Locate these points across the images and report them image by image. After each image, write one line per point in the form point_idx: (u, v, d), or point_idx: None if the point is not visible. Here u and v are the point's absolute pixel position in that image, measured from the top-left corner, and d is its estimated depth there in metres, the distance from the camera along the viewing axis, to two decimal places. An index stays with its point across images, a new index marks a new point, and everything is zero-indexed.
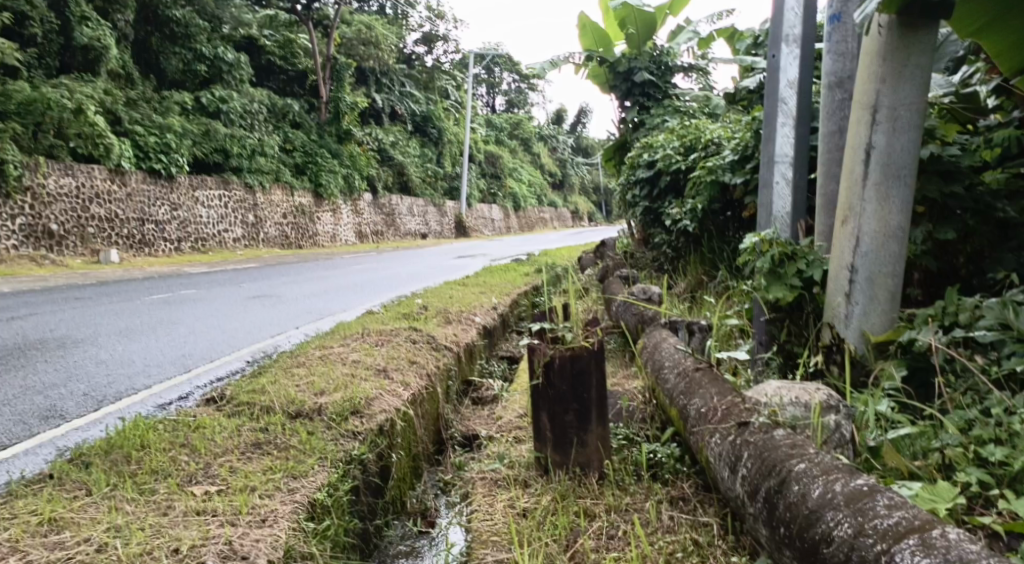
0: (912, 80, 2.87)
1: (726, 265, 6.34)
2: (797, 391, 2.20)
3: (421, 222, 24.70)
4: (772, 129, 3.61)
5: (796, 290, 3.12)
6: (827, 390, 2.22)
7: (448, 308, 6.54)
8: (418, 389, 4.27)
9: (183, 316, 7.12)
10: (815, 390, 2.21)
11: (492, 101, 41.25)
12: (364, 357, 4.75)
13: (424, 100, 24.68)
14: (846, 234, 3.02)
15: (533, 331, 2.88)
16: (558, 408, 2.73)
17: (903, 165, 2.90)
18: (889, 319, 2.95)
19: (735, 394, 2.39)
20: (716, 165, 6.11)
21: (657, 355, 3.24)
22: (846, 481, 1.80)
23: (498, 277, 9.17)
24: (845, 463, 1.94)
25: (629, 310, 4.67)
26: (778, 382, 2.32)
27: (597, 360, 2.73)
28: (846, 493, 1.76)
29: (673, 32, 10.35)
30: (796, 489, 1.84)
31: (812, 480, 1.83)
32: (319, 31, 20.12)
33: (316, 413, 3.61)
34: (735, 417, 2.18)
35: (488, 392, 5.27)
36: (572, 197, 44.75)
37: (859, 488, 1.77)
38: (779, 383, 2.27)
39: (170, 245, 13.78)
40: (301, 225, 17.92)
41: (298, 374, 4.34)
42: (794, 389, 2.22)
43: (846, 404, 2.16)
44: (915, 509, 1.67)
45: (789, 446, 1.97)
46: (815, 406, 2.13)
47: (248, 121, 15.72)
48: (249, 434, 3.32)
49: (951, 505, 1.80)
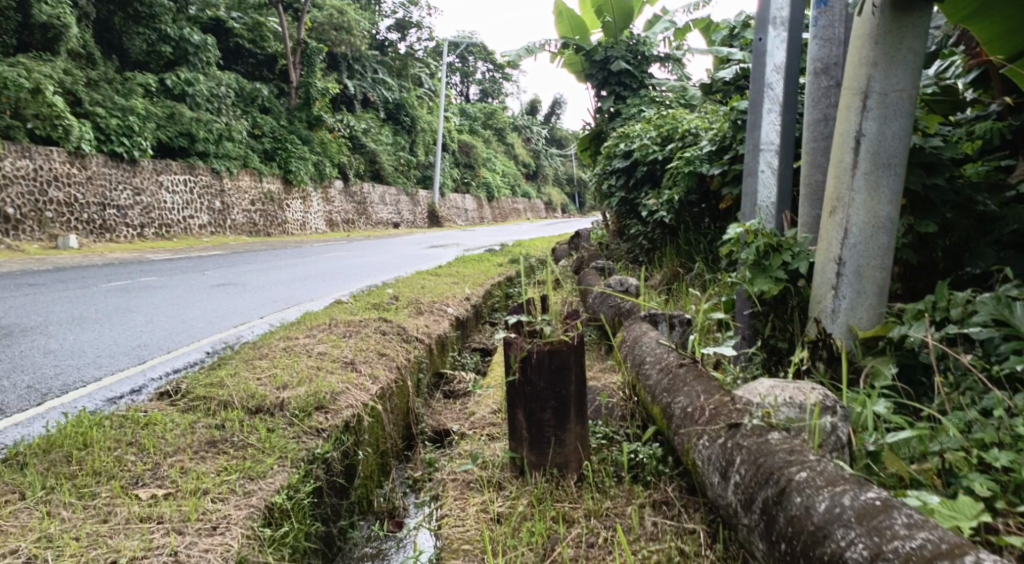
0: (904, 65, 2.74)
1: (703, 257, 6.24)
2: (792, 391, 2.07)
3: (393, 211, 24.40)
4: (758, 116, 3.48)
5: (781, 283, 3.00)
6: (821, 389, 2.10)
7: (419, 298, 6.36)
8: (386, 383, 4.10)
9: (141, 304, 6.84)
10: (810, 389, 2.08)
11: (466, 90, 40.91)
12: (331, 348, 4.56)
13: (398, 87, 24.33)
14: (833, 225, 2.89)
15: (509, 324, 2.72)
16: (535, 406, 2.58)
17: (894, 154, 2.77)
18: (877, 314, 2.84)
19: (723, 392, 2.26)
20: (693, 155, 6.00)
21: (639, 350, 3.11)
22: (856, 494, 1.68)
23: (471, 267, 9.00)
24: (848, 472, 1.81)
25: (606, 302, 4.56)
26: (770, 379, 2.20)
27: (577, 355, 2.59)
28: (857, 509, 1.64)
29: (649, 22, 10.25)
30: (798, 502, 1.72)
31: (815, 493, 1.71)
32: (290, 14, 19.65)
33: (278, 409, 3.42)
34: (724, 419, 2.06)
35: (460, 386, 5.12)
36: (545, 188, 44.64)
37: (873, 502, 1.64)
38: (772, 381, 2.15)
39: (133, 231, 13.37)
40: (270, 212, 17.55)
41: (259, 367, 4.14)
42: (788, 387, 2.10)
43: (842, 406, 2.02)
44: (940, 530, 1.54)
45: (786, 452, 1.85)
46: (811, 406, 2.01)
47: (215, 105, 15.30)
48: (204, 430, 3.13)
49: (975, 524, 1.69)
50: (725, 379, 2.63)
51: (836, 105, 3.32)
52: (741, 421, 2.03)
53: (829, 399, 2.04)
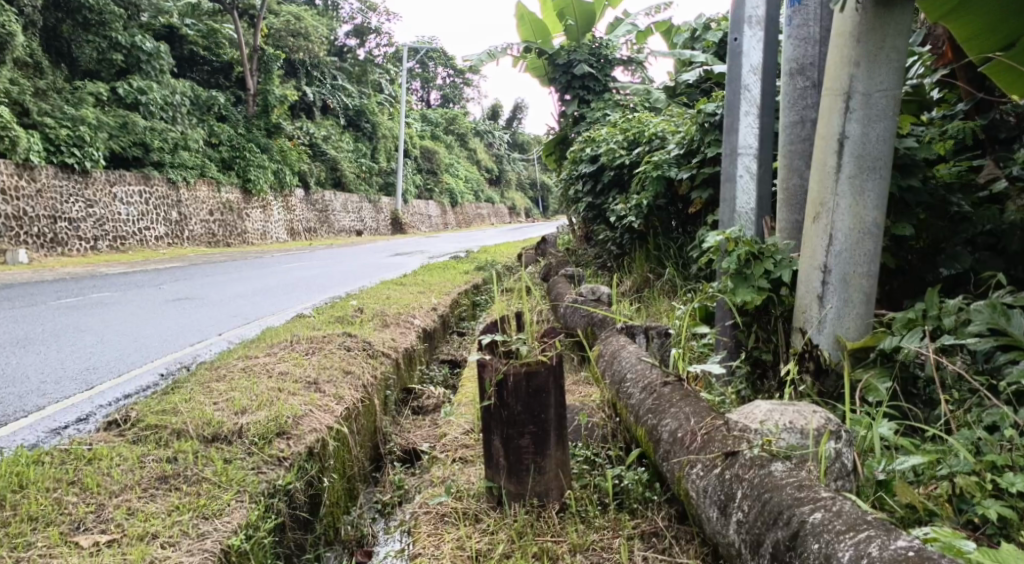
0: (888, 64, 2.65)
1: (673, 262, 6.14)
2: (791, 414, 1.96)
3: (355, 219, 24.08)
4: (735, 119, 3.39)
5: (764, 293, 2.88)
6: (823, 412, 1.99)
7: (385, 310, 6.16)
8: (352, 402, 3.90)
9: (92, 322, 6.51)
10: (811, 412, 1.97)
11: (426, 95, 40.63)
12: (293, 367, 4.33)
13: (358, 93, 24.01)
14: (818, 231, 2.78)
15: (482, 345, 2.55)
16: (512, 431, 2.42)
17: (878, 157, 2.67)
18: (865, 323, 2.73)
19: (713, 414, 2.13)
20: (661, 159, 5.93)
21: (618, 366, 2.97)
22: (885, 542, 1.54)
23: (437, 276, 8.81)
24: (866, 510, 1.69)
25: (579, 313, 4.42)
26: (765, 401, 2.07)
27: (555, 377, 2.43)
28: (887, 560, 1.50)
29: (611, 26, 10.20)
30: (816, 548, 1.59)
31: (835, 539, 1.58)
32: (246, 20, 19.21)
33: (236, 436, 3.21)
34: (719, 446, 1.94)
35: (429, 401, 4.93)
36: (508, 193, 44.52)
37: (903, 552, 1.51)
38: (770, 403, 2.03)
39: (86, 244, 12.90)
40: (229, 222, 17.13)
41: (215, 391, 3.88)
42: (783, 410, 1.98)
43: (847, 429, 1.92)
44: None
45: (795, 487, 1.73)
46: (814, 433, 1.91)
47: (170, 114, 14.85)
48: (154, 464, 2.88)
49: None
50: (713, 398, 2.51)
51: (814, 106, 3.22)
52: (738, 448, 1.91)
53: (832, 423, 1.93)
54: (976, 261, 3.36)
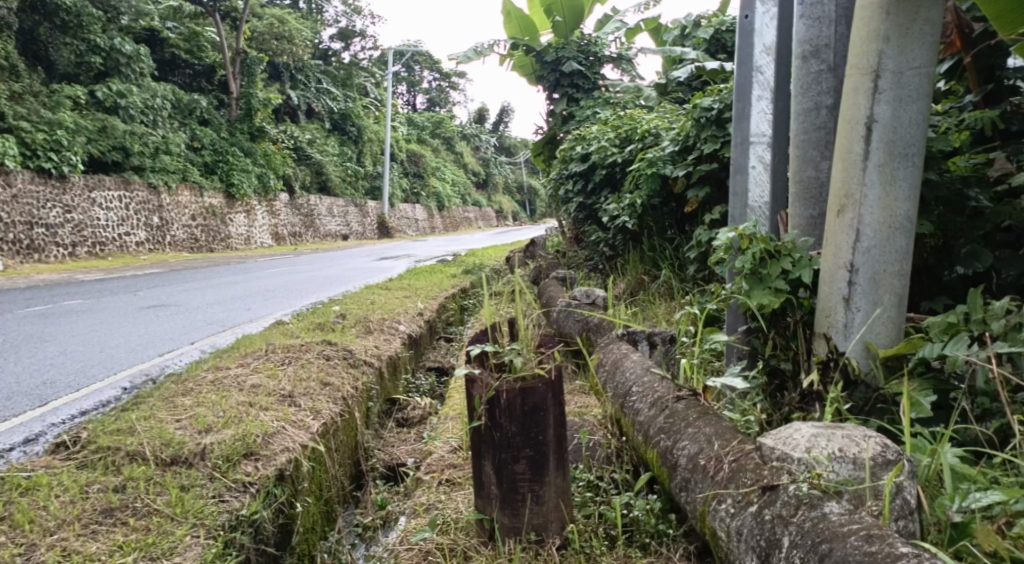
0: (921, 40, 2.37)
1: (669, 263, 5.85)
2: (841, 440, 1.64)
3: (341, 223, 23.71)
4: (746, 104, 3.22)
5: (782, 295, 2.61)
6: (878, 436, 1.67)
7: (368, 316, 5.84)
8: (330, 418, 3.60)
9: (57, 332, 6.13)
10: (864, 436, 1.65)
11: (412, 99, 40.26)
12: (266, 380, 3.99)
13: (343, 97, 23.65)
14: (844, 226, 2.49)
15: (471, 357, 2.25)
16: (506, 455, 2.12)
17: (910, 144, 2.41)
18: (896, 328, 2.46)
19: (740, 437, 1.86)
20: (656, 156, 5.65)
21: (621, 377, 2.69)
22: None
23: (423, 280, 8.49)
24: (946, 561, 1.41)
25: (574, 319, 4.14)
26: (808, 424, 1.75)
27: (555, 394, 2.14)
28: None
29: (599, 23, 9.98)
30: None
31: None
32: (227, 23, 18.81)
33: (198, 458, 2.91)
34: (755, 481, 1.68)
35: (415, 412, 4.63)
36: (496, 196, 44.31)
37: None
38: (811, 425, 1.72)
39: (64, 251, 12.47)
40: (212, 227, 16.74)
41: (179, 407, 3.55)
42: (830, 432, 1.67)
43: (908, 457, 1.61)
44: None
45: (861, 538, 1.44)
46: (870, 462, 1.60)
47: (150, 117, 14.42)
48: (98, 495, 2.56)
49: None
50: (736, 418, 2.22)
51: (829, 91, 2.94)
52: (778, 482, 1.64)
53: (888, 452, 1.61)
54: (997, 259, 3.07)
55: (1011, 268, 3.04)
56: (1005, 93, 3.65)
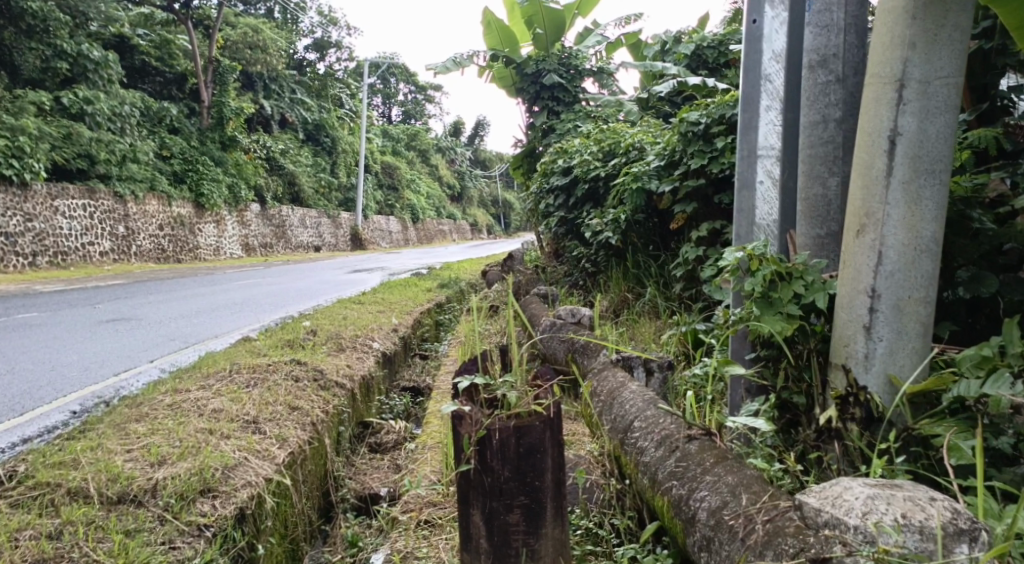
0: (951, 47, 2.16)
1: (653, 280, 5.63)
2: (906, 506, 1.46)
3: (314, 234, 23.28)
4: (753, 116, 2.99)
5: (794, 321, 2.40)
6: (943, 499, 1.49)
7: (340, 332, 5.54)
8: (299, 447, 3.31)
9: (6, 348, 5.74)
10: (930, 501, 1.47)
11: (388, 111, 39.87)
12: (229, 404, 3.69)
13: (317, 107, 23.32)
14: (863, 248, 2.28)
15: (460, 391, 2.00)
16: (496, 503, 1.90)
17: (937, 160, 2.20)
18: (922, 360, 2.24)
19: (772, 493, 1.67)
20: (641, 171, 5.43)
21: (620, 409, 2.47)
22: None
23: (398, 294, 8.21)
24: None
25: (560, 340, 3.90)
26: (859, 480, 1.56)
27: (553, 433, 1.90)
28: None
29: (579, 36, 9.83)
30: None
31: None
32: (200, 30, 18.41)
33: (148, 496, 2.65)
34: (804, 549, 1.48)
35: (390, 436, 4.34)
36: (470, 209, 44.09)
37: None
38: (864, 484, 1.53)
39: (24, 260, 11.96)
40: (180, 237, 16.27)
41: (131, 435, 3.24)
42: (888, 495, 1.48)
43: (981, 527, 1.44)
44: None
45: None
46: (940, 533, 1.42)
47: (118, 125, 13.93)
48: (29, 543, 2.34)
49: None
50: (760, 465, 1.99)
51: (837, 103, 2.78)
52: (829, 553, 1.46)
53: (960, 520, 1.43)
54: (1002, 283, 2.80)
55: (1016, 293, 2.76)
56: (999, 112, 3.44)
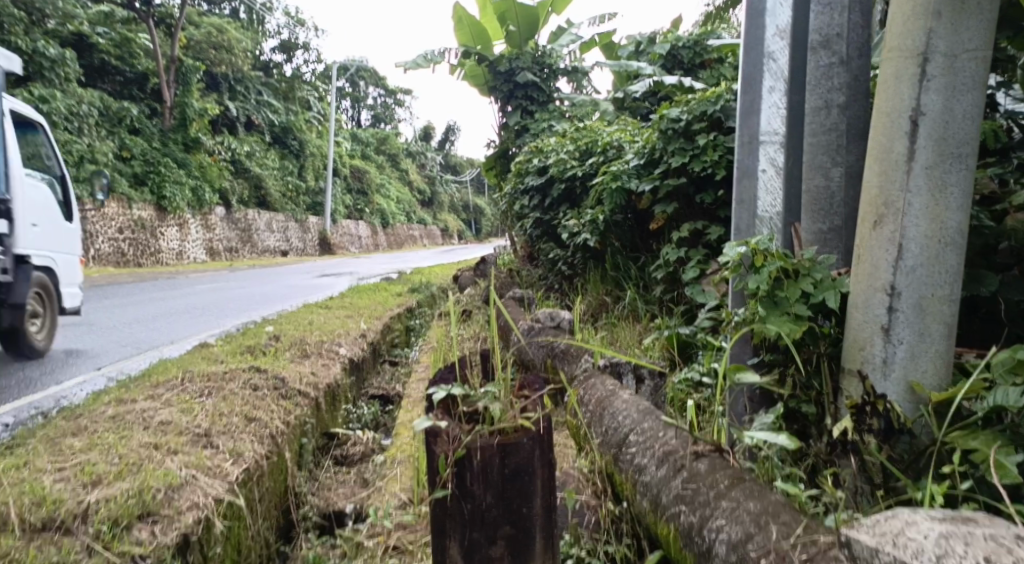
0: (979, 16, 1.96)
1: (633, 283, 5.40)
2: (991, 544, 1.21)
3: (281, 238, 22.77)
4: (755, 98, 2.80)
5: (803, 323, 2.16)
6: None
7: (305, 337, 5.22)
8: (255, 462, 3.01)
9: None
10: (1019, 539, 1.23)
11: (358, 116, 39.26)
12: (177, 416, 3.36)
13: (284, 110, 22.80)
14: (881, 240, 2.07)
15: (434, 403, 1.75)
16: (478, 534, 1.64)
17: (963, 142, 1.98)
18: (947, 364, 2.02)
19: (808, 528, 1.43)
20: (620, 170, 5.18)
21: (613, 421, 2.24)
22: None
23: (366, 298, 7.88)
24: None
25: (539, 345, 3.65)
26: (923, 514, 1.32)
27: (543, 452, 1.66)
28: None
29: (553, 35, 9.64)
30: None
31: None
32: (162, 30, 17.85)
33: (78, 523, 2.33)
34: None
35: (356, 448, 4.03)
36: (440, 214, 43.81)
37: None
38: (933, 519, 1.29)
39: None
40: (140, 241, 15.71)
41: (65, 451, 2.90)
42: (966, 533, 1.24)
43: None
44: None
45: None
46: None
47: (75, 124, 13.37)
48: None
49: None
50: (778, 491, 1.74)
51: (840, 88, 2.56)
52: None
53: None
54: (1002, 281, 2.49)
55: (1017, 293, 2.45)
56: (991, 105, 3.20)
